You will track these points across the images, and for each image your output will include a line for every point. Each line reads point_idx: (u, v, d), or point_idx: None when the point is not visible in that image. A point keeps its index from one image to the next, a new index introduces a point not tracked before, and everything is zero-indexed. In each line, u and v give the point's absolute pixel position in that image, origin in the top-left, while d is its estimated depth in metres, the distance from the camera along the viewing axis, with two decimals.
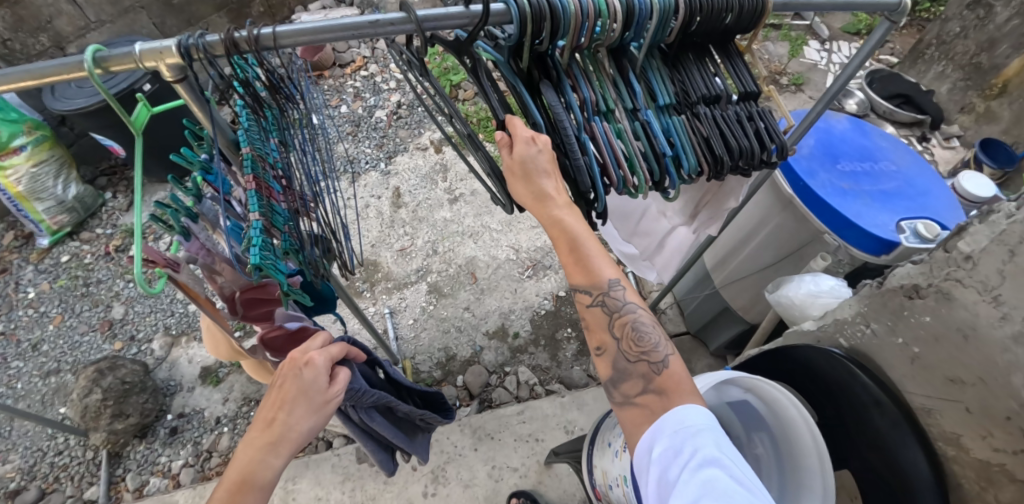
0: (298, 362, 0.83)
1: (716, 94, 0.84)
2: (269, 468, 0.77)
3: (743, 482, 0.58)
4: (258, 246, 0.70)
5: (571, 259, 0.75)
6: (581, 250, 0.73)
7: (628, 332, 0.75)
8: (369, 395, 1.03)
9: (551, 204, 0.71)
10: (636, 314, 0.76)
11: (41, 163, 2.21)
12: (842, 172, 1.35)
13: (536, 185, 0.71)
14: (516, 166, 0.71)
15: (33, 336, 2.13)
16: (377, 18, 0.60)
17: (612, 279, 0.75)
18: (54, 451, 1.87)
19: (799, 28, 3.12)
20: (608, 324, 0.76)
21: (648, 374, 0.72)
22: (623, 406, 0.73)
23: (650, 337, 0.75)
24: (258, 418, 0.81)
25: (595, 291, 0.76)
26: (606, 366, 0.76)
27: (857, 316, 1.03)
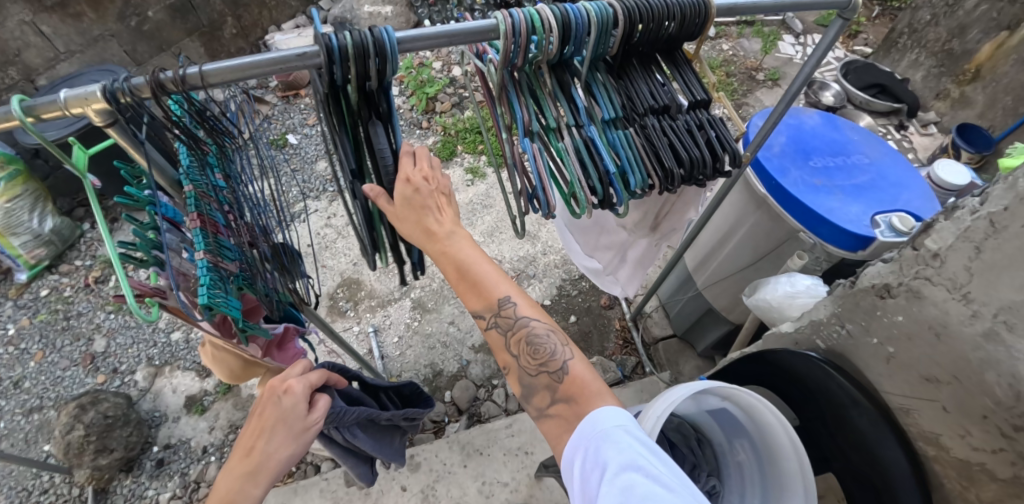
0: (277, 390, 0.82)
1: (663, 104, 0.84)
2: (248, 496, 0.77)
3: (664, 484, 0.59)
4: (207, 286, 0.70)
5: (464, 286, 0.77)
6: (477, 278, 0.76)
7: (524, 347, 0.77)
8: (355, 411, 1.03)
9: (440, 239, 0.73)
10: (532, 326, 0.76)
11: (15, 198, 2.16)
12: (815, 169, 1.35)
13: (421, 219, 0.73)
14: (407, 203, 0.72)
15: (13, 373, 2.09)
16: (302, 50, 0.58)
17: (504, 295, 0.76)
18: (38, 490, 1.83)
19: (772, 23, 3.13)
20: (506, 344, 0.78)
21: (552, 385, 0.73)
22: (541, 420, 0.74)
23: (547, 347, 0.76)
24: (239, 446, 0.81)
25: (489, 312, 0.77)
26: (517, 383, 0.78)
27: (832, 317, 1.02)
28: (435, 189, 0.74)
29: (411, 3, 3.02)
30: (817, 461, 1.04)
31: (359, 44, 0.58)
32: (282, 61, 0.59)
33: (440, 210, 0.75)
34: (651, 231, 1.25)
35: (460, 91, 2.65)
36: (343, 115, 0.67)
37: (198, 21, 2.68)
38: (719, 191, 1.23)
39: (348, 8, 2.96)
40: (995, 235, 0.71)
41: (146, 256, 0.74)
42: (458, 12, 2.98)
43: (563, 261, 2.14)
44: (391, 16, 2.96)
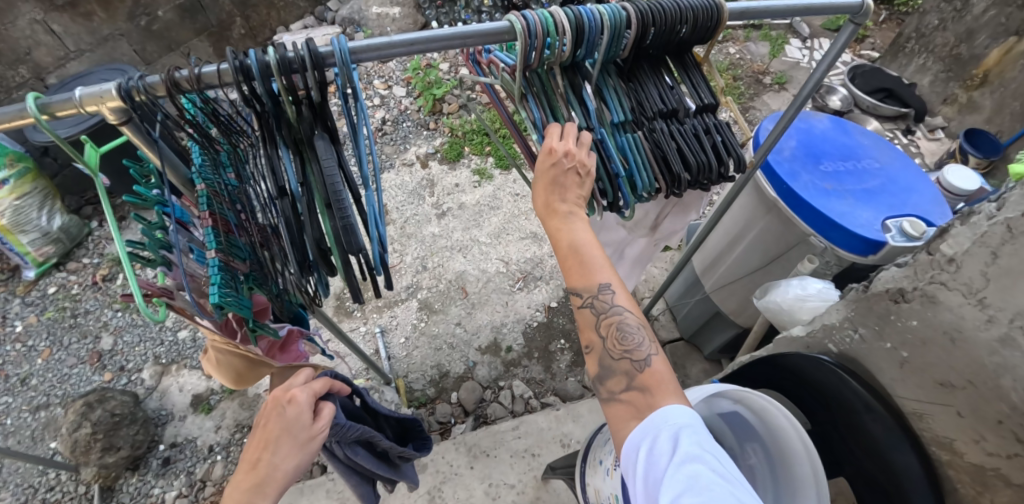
0: (281, 401, 0.82)
1: (672, 108, 0.84)
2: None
3: (725, 476, 0.59)
4: (218, 285, 0.70)
5: (572, 262, 0.75)
6: (586, 260, 0.75)
7: (614, 331, 0.75)
8: (361, 431, 1.01)
9: (562, 214, 0.75)
10: (623, 316, 0.74)
11: (24, 196, 2.19)
12: (825, 173, 1.35)
13: (550, 192, 0.75)
14: (543, 173, 0.75)
15: (21, 370, 2.10)
16: (207, 70, 0.58)
17: (603, 281, 0.74)
18: (45, 487, 1.84)
19: (779, 27, 3.13)
20: (595, 325, 0.76)
21: (631, 371, 0.72)
22: (608, 402, 0.73)
23: (634, 337, 0.74)
24: (244, 459, 0.80)
25: (587, 293, 0.75)
26: (594, 364, 0.76)
27: (845, 321, 1.02)
28: (568, 168, 0.75)
29: (418, 5, 3.03)
30: (828, 465, 1.04)
31: (278, 59, 0.57)
32: (217, 75, 0.59)
33: (568, 189, 0.76)
34: (651, 231, 1.22)
35: (467, 93, 2.66)
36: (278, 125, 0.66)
37: (207, 21, 2.70)
38: (728, 195, 1.22)
39: (356, 9, 2.97)
40: (1012, 240, 0.71)
41: (153, 255, 0.73)
42: (465, 13, 2.99)
43: None
44: (399, 17, 2.96)
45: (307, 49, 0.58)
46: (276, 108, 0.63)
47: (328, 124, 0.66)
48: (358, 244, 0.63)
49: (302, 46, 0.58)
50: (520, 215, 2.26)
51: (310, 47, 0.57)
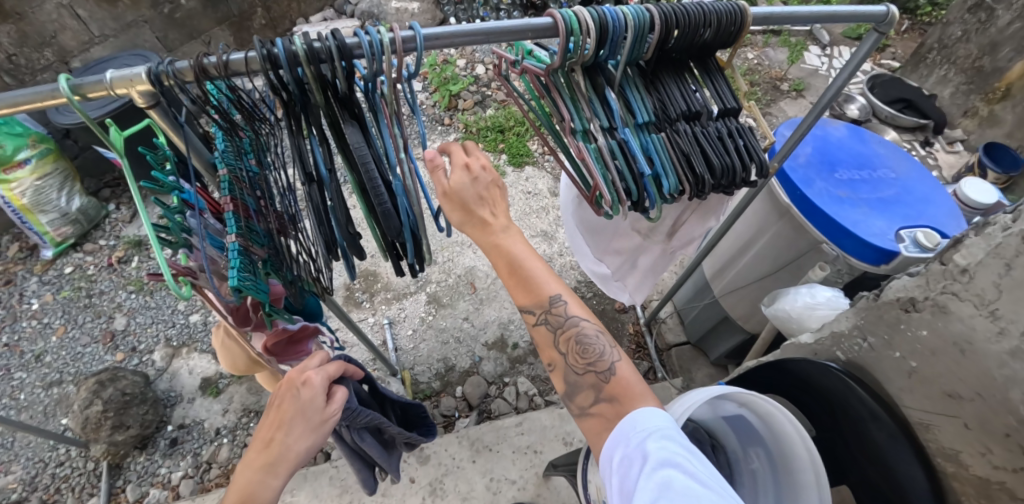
0: (295, 383, 0.84)
1: (695, 110, 0.85)
2: (269, 488, 0.78)
3: (699, 479, 0.61)
4: (237, 269, 0.71)
5: (513, 281, 0.80)
6: (531, 275, 0.79)
7: (573, 346, 0.79)
8: (374, 417, 1.05)
9: (493, 232, 0.77)
10: (581, 326, 0.79)
11: (46, 176, 2.24)
12: (840, 181, 1.34)
13: (477, 211, 0.76)
14: (454, 201, 0.75)
15: (36, 347, 2.15)
16: (237, 58, 0.59)
17: (555, 293, 0.79)
18: (55, 462, 1.88)
19: (799, 34, 3.10)
20: (554, 341, 0.80)
21: (597, 384, 0.75)
22: (582, 418, 0.77)
23: (594, 348, 0.78)
24: (257, 438, 0.81)
25: (539, 309, 0.79)
26: (562, 381, 0.80)
27: (854, 329, 1.02)
28: (484, 192, 0.76)
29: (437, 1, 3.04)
30: (831, 472, 1.03)
31: (306, 48, 0.58)
32: (246, 62, 0.59)
33: (495, 205, 0.78)
34: (667, 238, 1.22)
35: (483, 90, 2.67)
36: (308, 111, 0.66)
37: (228, 11, 2.73)
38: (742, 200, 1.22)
39: (375, 3, 2.99)
40: None
41: (175, 237, 0.74)
42: (483, 11, 3.00)
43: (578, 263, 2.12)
44: (418, 13, 2.98)
45: (335, 41, 0.59)
46: (303, 96, 0.64)
47: (355, 111, 0.67)
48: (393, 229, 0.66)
49: (329, 36, 0.59)
50: (531, 213, 2.26)
51: (337, 38, 0.59)
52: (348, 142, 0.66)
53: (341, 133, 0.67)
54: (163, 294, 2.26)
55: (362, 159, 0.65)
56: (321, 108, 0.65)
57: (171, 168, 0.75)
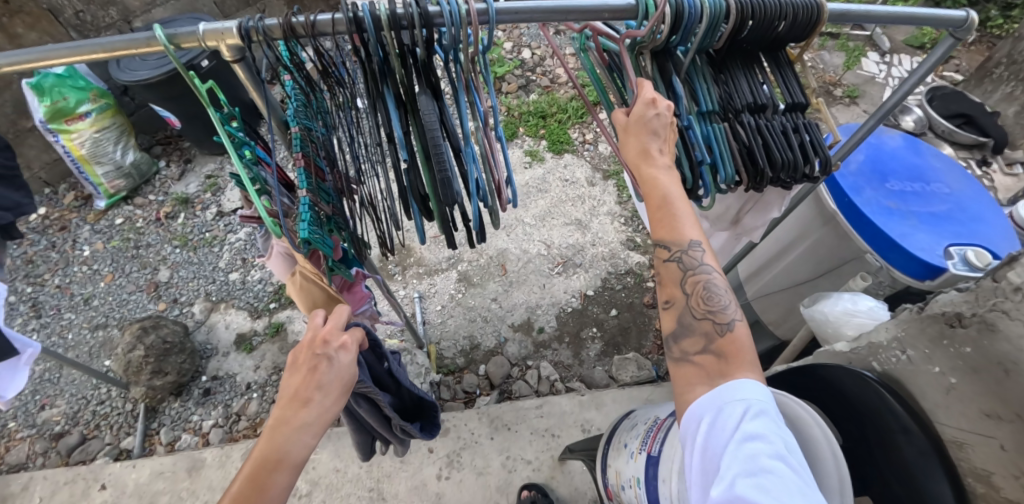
0: (330, 344, 0.79)
1: (761, 103, 0.84)
2: (299, 445, 0.72)
3: (790, 464, 0.60)
4: (307, 222, 0.74)
5: (658, 215, 0.75)
6: (675, 212, 0.74)
7: (699, 289, 0.74)
8: (370, 388, 1.01)
9: (655, 162, 0.75)
10: (713, 275, 0.73)
11: (104, 129, 2.38)
12: (890, 191, 1.30)
13: (646, 141, 0.75)
14: (632, 129, 0.77)
15: (85, 291, 2.27)
16: (323, 19, 0.61)
17: (693, 239, 0.73)
18: (96, 400, 1.99)
19: (858, 38, 3.00)
20: (680, 280, 0.75)
21: (710, 334, 0.72)
22: (680, 363, 0.74)
23: (721, 299, 0.74)
24: (288, 394, 0.75)
25: (674, 247, 0.74)
26: (672, 321, 0.76)
27: (893, 341, 1.01)
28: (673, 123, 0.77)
29: None
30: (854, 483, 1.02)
31: (389, 14, 0.61)
32: (331, 23, 0.62)
33: (665, 140, 0.76)
34: (732, 225, 1.24)
35: (528, 75, 2.67)
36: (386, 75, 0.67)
37: None
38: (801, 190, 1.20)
39: None
40: None
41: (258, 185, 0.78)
42: None
43: (610, 254, 2.11)
44: None
45: (417, 9, 0.61)
46: (381, 60, 0.66)
47: (433, 80, 0.69)
48: (453, 196, 0.68)
49: (412, 4, 0.61)
50: (566, 201, 2.26)
51: (421, 6, 0.61)
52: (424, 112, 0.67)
53: (414, 103, 0.69)
54: (206, 251, 2.35)
55: (432, 129, 0.67)
56: (399, 76, 0.67)
57: (240, 126, 0.78)
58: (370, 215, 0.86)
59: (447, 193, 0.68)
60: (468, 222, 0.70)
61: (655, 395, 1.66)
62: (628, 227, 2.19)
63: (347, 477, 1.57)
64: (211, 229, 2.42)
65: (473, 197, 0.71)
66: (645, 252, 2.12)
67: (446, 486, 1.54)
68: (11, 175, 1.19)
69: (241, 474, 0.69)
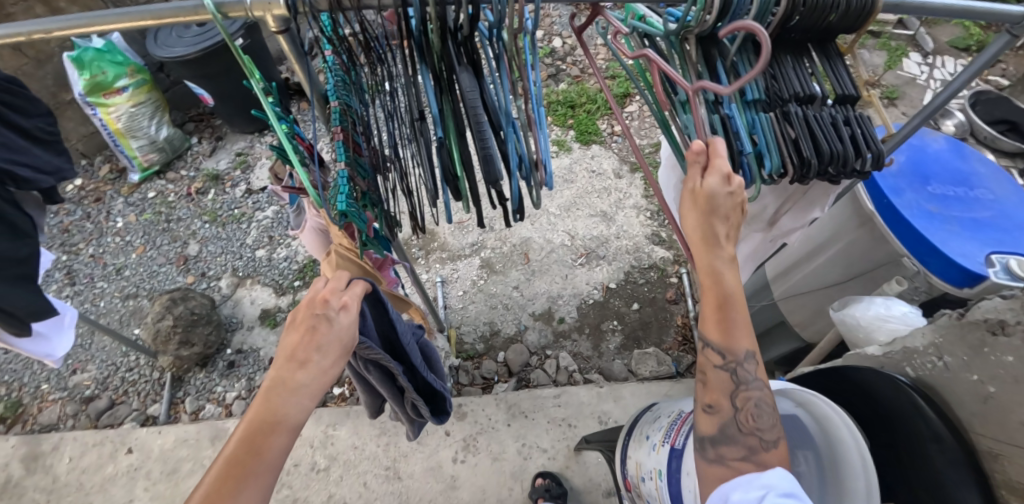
0: (331, 304, 0.72)
1: (811, 94, 0.82)
2: (297, 409, 0.68)
3: None
4: (345, 195, 0.75)
5: (713, 316, 0.76)
6: (731, 319, 0.74)
7: (750, 408, 0.74)
8: (380, 355, 0.95)
9: (716, 252, 0.73)
10: (761, 393, 0.75)
11: (140, 104, 2.43)
12: (932, 195, 1.25)
13: (712, 226, 0.73)
14: (696, 206, 0.73)
15: (117, 261, 2.34)
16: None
17: (748, 351, 0.74)
18: (125, 367, 2.05)
19: (901, 37, 2.90)
20: (729, 390, 0.75)
21: (756, 447, 0.72)
22: (712, 463, 0.74)
23: (768, 417, 0.74)
24: (282, 350, 0.70)
25: (726, 354, 0.74)
26: (712, 424, 0.75)
27: (930, 347, 0.98)
28: (740, 204, 0.73)
29: None
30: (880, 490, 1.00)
31: None
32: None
33: (730, 222, 0.74)
34: (768, 227, 1.20)
35: (558, 64, 2.65)
36: (427, 52, 0.67)
37: None
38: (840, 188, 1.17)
39: None
40: None
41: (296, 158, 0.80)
42: None
43: (634, 248, 2.09)
44: None
45: None
46: (423, 37, 0.65)
47: (473, 56, 0.68)
48: (495, 175, 0.67)
49: None
50: (592, 192, 2.24)
51: None
52: (463, 87, 0.67)
53: (453, 79, 0.68)
54: (234, 227, 2.40)
55: (472, 104, 0.67)
56: (437, 54, 0.66)
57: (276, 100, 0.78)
58: (404, 191, 0.85)
59: (488, 170, 0.66)
60: (504, 202, 0.69)
61: (675, 391, 1.65)
62: (654, 221, 2.16)
63: (364, 455, 1.59)
64: (240, 206, 2.46)
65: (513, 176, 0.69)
66: (670, 248, 2.10)
67: (461, 469, 1.56)
68: (52, 141, 1.22)
69: (234, 437, 0.65)
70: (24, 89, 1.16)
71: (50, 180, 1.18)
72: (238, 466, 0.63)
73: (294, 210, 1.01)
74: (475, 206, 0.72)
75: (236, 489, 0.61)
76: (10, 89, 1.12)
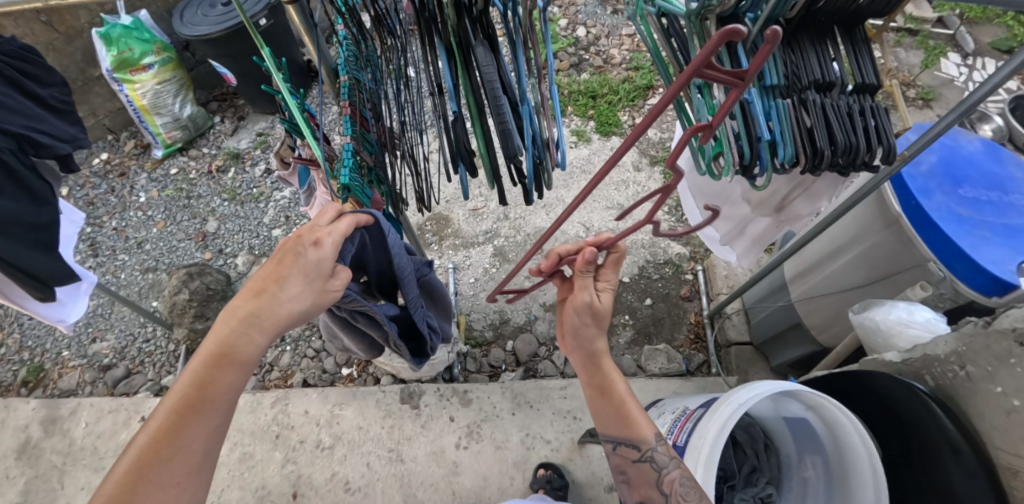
0: (304, 240, 0.73)
1: (830, 81, 0.81)
2: (253, 344, 0.71)
3: None
4: (348, 168, 0.76)
5: (612, 418, 0.88)
6: (629, 414, 0.87)
7: (676, 488, 0.81)
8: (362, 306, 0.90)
9: (599, 361, 0.89)
10: (681, 470, 0.83)
11: (165, 81, 2.47)
12: (963, 198, 1.19)
13: (587, 345, 0.89)
14: (572, 328, 0.88)
15: (139, 235, 2.39)
16: None
17: (652, 434, 0.86)
18: (143, 338, 2.10)
19: (940, 37, 2.79)
20: (656, 481, 0.84)
21: None
22: None
23: (693, 493, 0.80)
24: (248, 286, 0.73)
25: (641, 446, 0.86)
26: None
27: (952, 355, 0.94)
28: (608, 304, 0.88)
29: None
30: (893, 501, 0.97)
31: None
32: None
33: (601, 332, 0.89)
34: (775, 213, 1.18)
35: (581, 53, 2.61)
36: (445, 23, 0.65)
37: None
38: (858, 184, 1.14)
39: None
40: None
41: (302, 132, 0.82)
42: None
43: (650, 242, 2.06)
44: None
45: None
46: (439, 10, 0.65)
47: (489, 31, 0.66)
48: (513, 150, 0.65)
49: None
50: (609, 185, 2.21)
51: None
52: (481, 62, 0.64)
53: (470, 53, 0.66)
54: (252, 206, 2.43)
55: (491, 82, 0.64)
56: (453, 26, 0.65)
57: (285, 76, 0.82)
58: (411, 168, 0.85)
59: (508, 146, 0.64)
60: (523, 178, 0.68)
61: (683, 389, 1.62)
62: (671, 216, 2.13)
63: (369, 436, 1.60)
64: (259, 186, 2.49)
65: (529, 151, 0.68)
66: (687, 244, 2.06)
67: (464, 455, 1.56)
68: (66, 110, 1.27)
69: (189, 365, 0.68)
70: (40, 58, 1.22)
71: (66, 147, 1.23)
72: (193, 394, 0.66)
73: (305, 192, 1.15)
74: (498, 183, 0.72)
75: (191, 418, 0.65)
76: (23, 57, 1.18)
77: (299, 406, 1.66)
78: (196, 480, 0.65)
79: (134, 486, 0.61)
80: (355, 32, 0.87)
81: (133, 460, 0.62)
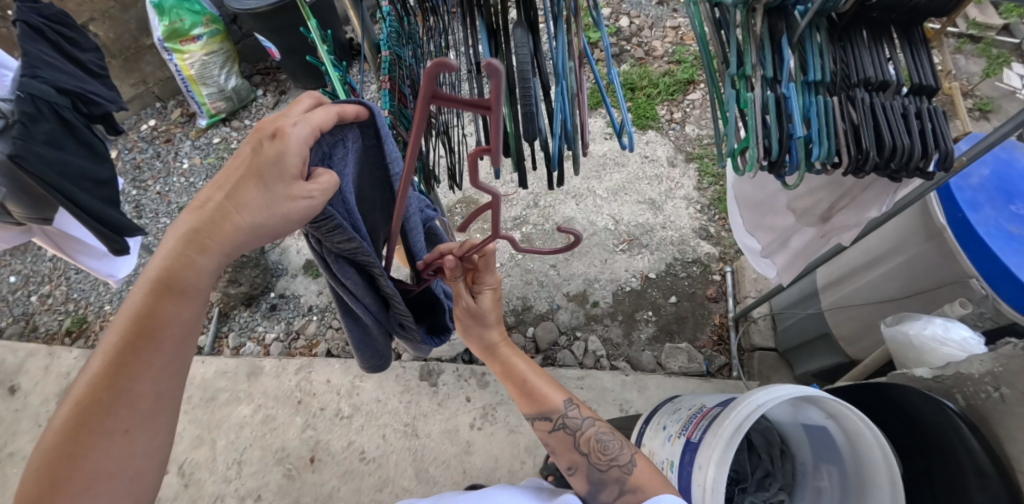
0: (263, 134, 0.59)
1: (882, 80, 0.79)
2: (198, 270, 0.62)
3: None
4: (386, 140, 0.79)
5: (520, 393, 0.97)
6: (532, 388, 0.95)
7: (594, 446, 0.87)
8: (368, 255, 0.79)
9: (498, 351, 0.97)
10: (596, 428, 0.89)
11: (212, 53, 2.54)
12: (1015, 214, 1.13)
13: (481, 339, 0.97)
14: (462, 325, 0.97)
15: (180, 200, 2.48)
16: None
17: (563, 401, 0.93)
18: None
19: (1005, 45, 2.63)
20: (574, 443, 0.89)
21: (620, 478, 0.82)
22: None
23: (612, 447, 0.86)
24: (196, 198, 0.63)
25: (553, 415, 0.92)
26: (582, 483, 0.87)
27: (987, 375, 0.91)
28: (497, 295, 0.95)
29: None
30: None
31: None
32: None
33: (492, 324, 0.96)
34: (821, 222, 1.16)
35: (622, 44, 2.57)
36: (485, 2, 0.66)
37: None
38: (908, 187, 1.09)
39: None
40: None
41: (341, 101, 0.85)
42: None
43: (679, 240, 2.04)
44: None
45: None
46: None
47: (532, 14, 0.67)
48: (535, 132, 0.65)
49: None
50: (641, 179, 2.19)
51: None
52: (516, 42, 0.64)
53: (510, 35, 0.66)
54: None
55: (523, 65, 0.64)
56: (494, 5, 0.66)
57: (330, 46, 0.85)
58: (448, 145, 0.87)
59: (529, 128, 0.64)
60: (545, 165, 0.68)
61: (701, 390, 1.61)
62: (703, 215, 2.09)
63: (386, 409, 1.65)
64: None
65: (555, 137, 0.67)
66: (717, 245, 2.03)
67: (477, 436, 1.59)
68: (102, 75, 1.38)
69: (129, 295, 0.61)
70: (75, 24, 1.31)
71: (110, 107, 1.35)
72: (134, 330, 0.60)
73: None
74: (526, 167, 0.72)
75: (131, 356, 0.60)
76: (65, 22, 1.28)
77: (322, 374, 1.72)
78: (147, 426, 0.62)
79: (77, 435, 0.58)
80: (399, 10, 0.89)
81: (77, 403, 0.59)
